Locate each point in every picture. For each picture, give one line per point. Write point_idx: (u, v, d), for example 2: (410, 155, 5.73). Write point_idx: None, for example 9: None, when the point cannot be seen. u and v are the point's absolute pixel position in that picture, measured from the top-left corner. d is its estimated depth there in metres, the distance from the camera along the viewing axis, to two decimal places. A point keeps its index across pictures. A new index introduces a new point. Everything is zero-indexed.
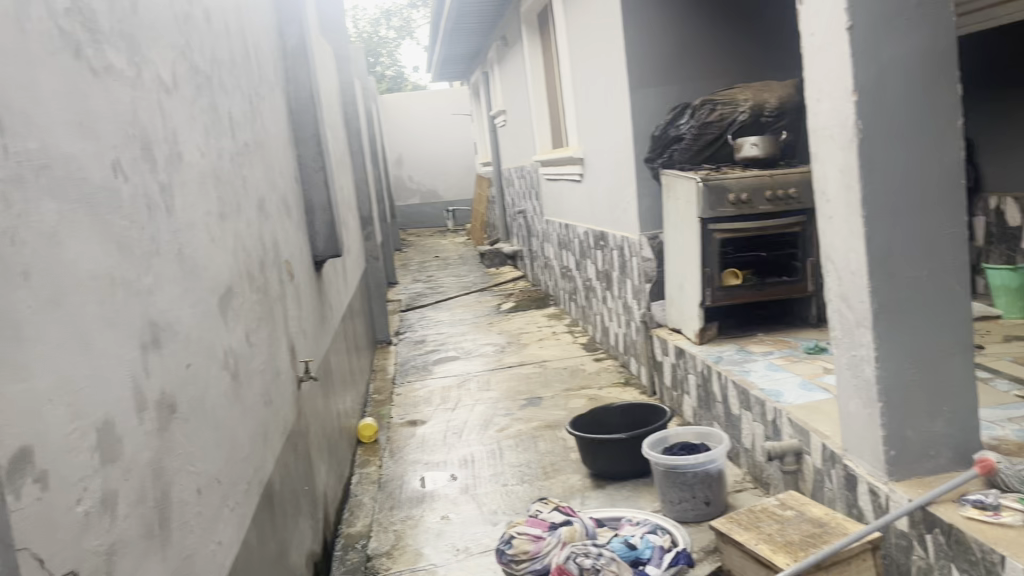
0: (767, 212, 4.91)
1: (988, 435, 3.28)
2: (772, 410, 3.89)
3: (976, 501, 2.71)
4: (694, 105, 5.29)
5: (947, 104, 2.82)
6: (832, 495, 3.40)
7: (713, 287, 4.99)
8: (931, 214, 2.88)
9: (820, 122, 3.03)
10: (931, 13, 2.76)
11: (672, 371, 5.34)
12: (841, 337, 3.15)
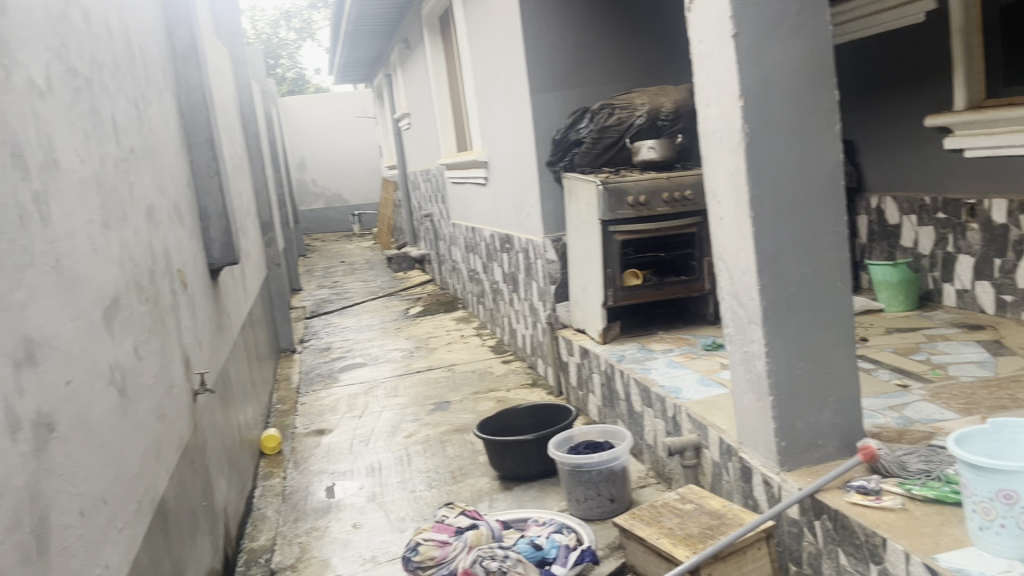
0: (664, 214, 5.06)
1: (871, 423, 3.46)
2: (672, 406, 3.99)
3: (860, 487, 2.86)
4: (592, 110, 5.39)
5: (826, 109, 2.96)
6: (729, 486, 3.51)
7: (615, 288, 5.09)
8: (814, 213, 3.01)
9: (710, 126, 3.13)
10: (809, 23, 2.90)
11: (577, 371, 5.42)
12: (734, 333, 3.25)
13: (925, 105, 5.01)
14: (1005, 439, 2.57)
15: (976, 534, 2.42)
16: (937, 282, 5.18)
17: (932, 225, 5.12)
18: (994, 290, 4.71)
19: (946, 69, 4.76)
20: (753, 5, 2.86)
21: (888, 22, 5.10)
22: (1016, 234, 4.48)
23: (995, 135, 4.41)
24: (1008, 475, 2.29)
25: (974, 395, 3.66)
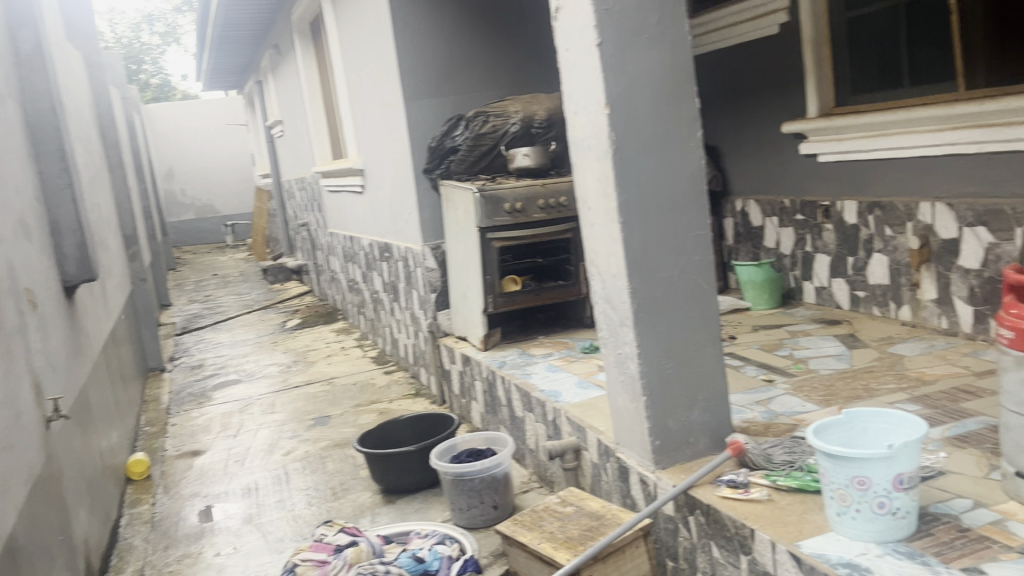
0: (541, 219, 5.12)
1: (740, 418, 3.60)
2: (552, 410, 4.03)
3: (730, 481, 2.96)
4: (467, 117, 5.44)
5: (686, 116, 3.08)
6: (608, 487, 3.58)
7: (495, 294, 5.10)
8: (678, 217, 3.11)
9: (578, 133, 3.17)
10: (669, 33, 3.01)
11: (459, 379, 5.40)
12: (608, 336, 3.30)
13: (781, 112, 5.28)
14: (858, 428, 2.72)
15: (835, 520, 2.56)
16: (798, 281, 5.45)
17: (792, 226, 5.39)
18: (848, 287, 5.01)
19: (799, 79, 5.04)
20: (616, 15, 2.92)
21: (745, 33, 5.32)
22: (865, 234, 4.79)
23: (844, 140, 4.70)
24: (861, 462, 2.43)
25: (832, 387, 3.87)
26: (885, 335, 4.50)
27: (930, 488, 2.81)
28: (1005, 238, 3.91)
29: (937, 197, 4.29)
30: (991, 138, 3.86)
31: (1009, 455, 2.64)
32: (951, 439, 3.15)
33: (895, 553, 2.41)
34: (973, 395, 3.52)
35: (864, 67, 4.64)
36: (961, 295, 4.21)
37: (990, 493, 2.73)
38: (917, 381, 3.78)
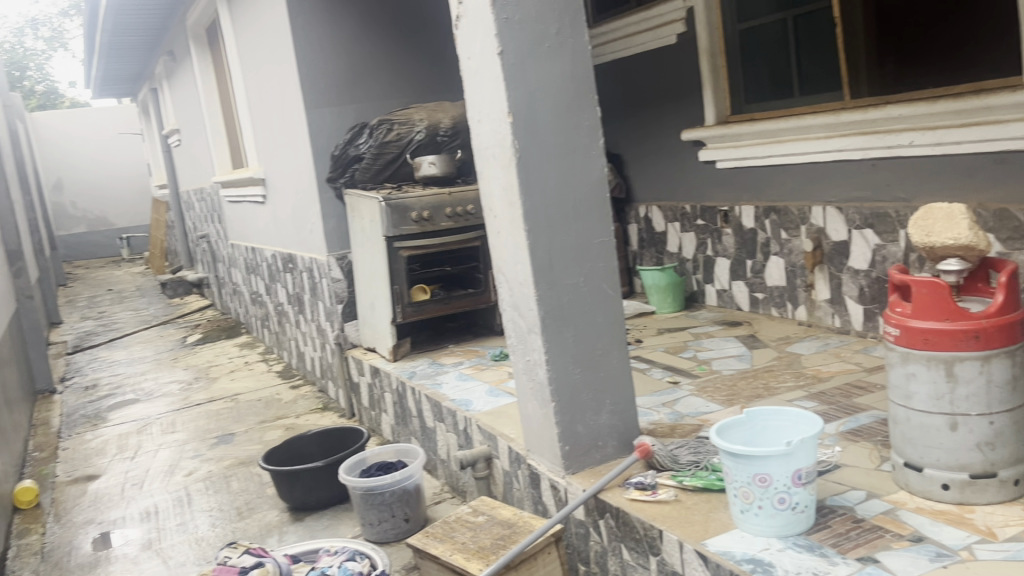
0: (448, 228, 5.12)
1: (647, 420, 3.66)
2: (463, 419, 4.01)
3: (638, 483, 3.01)
4: (371, 125, 5.37)
5: (588, 124, 3.12)
6: (520, 494, 3.58)
7: (403, 304, 5.04)
8: (583, 224, 3.15)
9: (482, 141, 3.16)
10: (569, 42, 3.05)
11: (368, 391, 5.32)
12: (516, 344, 3.30)
13: (680, 120, 5.42)
14: (759, 426, 2.80)
15: (739, 517, 2.62)
16: (701, 284, 5.60)
17: (693, 231, 5.53)
18: (748, 289, 5.17)
19: (696, 88, 5.19)
20: (517, 24, 2.94)
21: (645, 43, 5.47)
22: (762, 237, 4.96)
23: (741, 147, 4.85)
24: (762, 459, 2.51)
25: (734, 386, 3.98)
26: (783, 335, 4.66)
27: (827, 482, 2.92)
28: (890, 240, 4.12)
29: (828, 201, 4.48)
30: (875, 144, 4.06)
31: (898, 446, 2.77)
32: (846, 433, 3.28)
33: (795, 546, 2.49)
34: (865, 390, 3.69)
35: (756, 76, 4.82)
36: (851, 294, 4.40)
37: (882, 484, 2.85)
38: (814, 379, 3.93)
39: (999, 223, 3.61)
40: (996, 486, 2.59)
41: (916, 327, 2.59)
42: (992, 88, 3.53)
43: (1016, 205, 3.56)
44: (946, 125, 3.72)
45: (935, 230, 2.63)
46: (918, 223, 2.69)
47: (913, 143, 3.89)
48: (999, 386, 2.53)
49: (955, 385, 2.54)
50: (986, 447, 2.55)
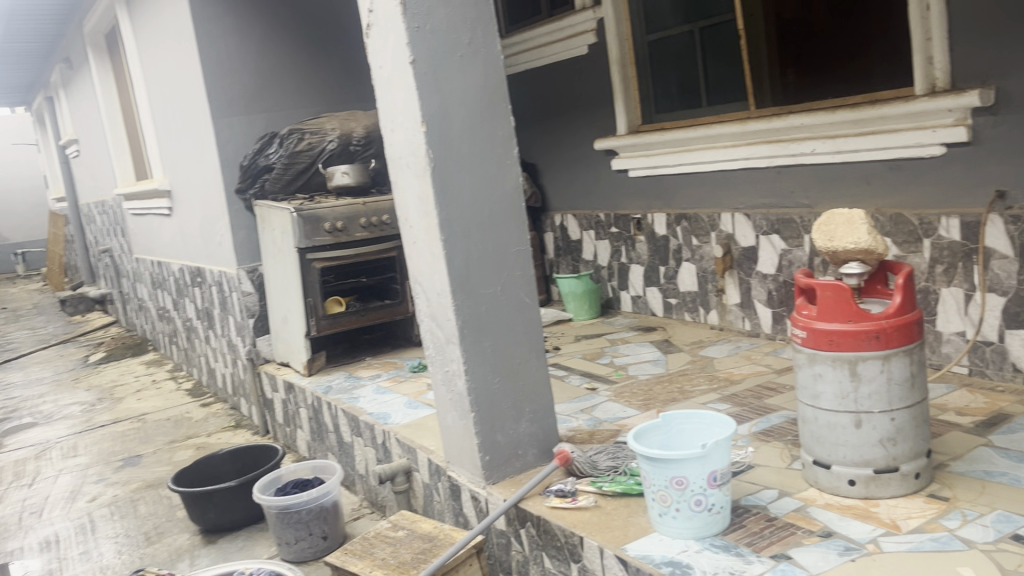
0: (363, 239, 5.05)
1: (566, 427, 3.68)
2: (381, 433, 3.95)
3: (558, 490, 3.01)
4: (281, 135, 5.27)
5: (502, 134, 3.12)
6: (440, 507, 3.55)
7: (318, 316, 4.94)
8: (499, 233, 3.14)
9: (396, 150, 3.13)
10: (481, 51, 3.05)
11: (283, 407, 5.19)
12: (434, 354, 3.27)
13: (592, 130, 5.49)
14: (675, 430, 2.85)
15: (657, 521, 2.65)
16: (616, 290, 5.67)
17: (607, 239, 5.61)
18: (662, 294, 5.27)
19: (607, 98, 5.27)
20: (428, 33, 2.92)
21: (557, 54, 5.53)
22: (674, 244, 5.06)
23: (652, 155, 4.95)
24: (679, 462, 2.55)
25: (650, 391, 4.04)
26: (696, 339, 4.77)
27: (740, 482, 2.99)
28: (795, 245, 4.26)
29: (736, 208, 4.61)
30: (779, 153, 4.20)
31: (806, 445, 2.86)
32: (757, 434, 3.37)
33: (712, 547, 2.53)
34: (775, 391, 3.80)
35: (665, 87, 4.90)
36: (760, 298, 4.53)
37: (793, 482, 2.93)
38: (726, 381, 4.02)
39: (895, 226, 3.78)
40: (898, 479, 2.69)
41: (821, 329, 2.68)
42: (886, 98, 3.70)
43: (910, 210, 3.73)
44: (845, 133, 3.89)
45: (837, 235, 2.73)
46: (821, 228, 2.79)
47: (815, 151, 4.04)
48: (899, 384, 2.64)
49: (858, 384, 2.64)
50: (888, 443, 2.66)
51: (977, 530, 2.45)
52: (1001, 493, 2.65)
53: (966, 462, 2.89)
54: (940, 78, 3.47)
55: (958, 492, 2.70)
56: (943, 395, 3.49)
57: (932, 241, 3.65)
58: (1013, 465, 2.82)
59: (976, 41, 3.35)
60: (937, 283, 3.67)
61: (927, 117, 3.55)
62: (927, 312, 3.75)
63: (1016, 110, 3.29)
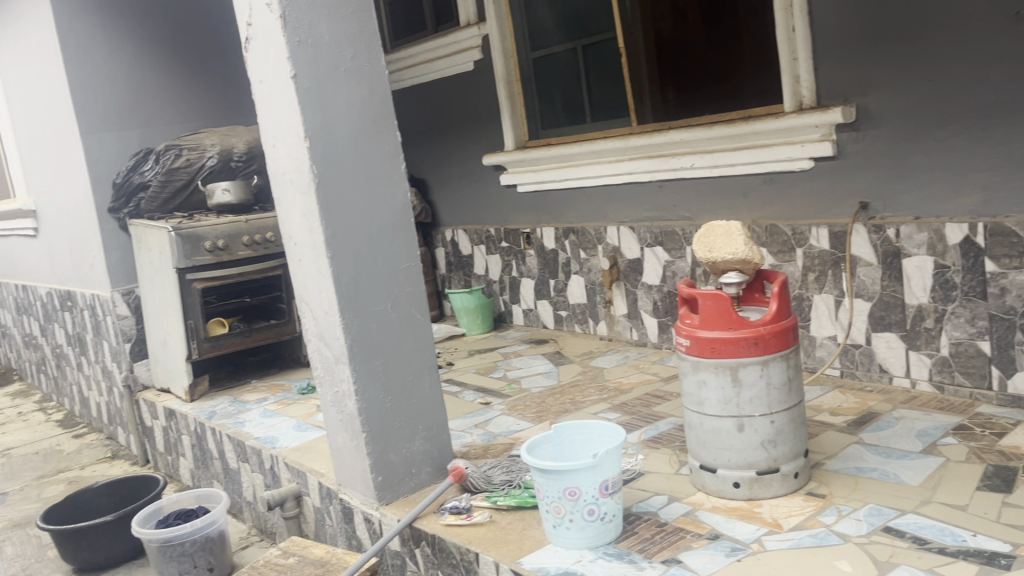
0: (246, 257, 4.91)
1: (460, 443, 3.66)
2: (269, 458, 3.82)
3: (452, 507, 2.99)
4: (157, 151, 5.08)
5: (389, 149, 3.09)
6: (333, 530, 3.46)
7: (199, 339, 4.77)
8: (388, 248, 3.11)
9: (278, 167, 3.04)
10: (365, 67, 3.02)
11: (163, 435, 4.95)
12: (323, 375, 3.18)
13: (480, 145, 5.52)
14: (567, 441, 2.88)
15: (552, 533, 2.67)
16: (508, 304, 5.70)
17: (498, 253, 5.63)
18: (552, 307, 5.33)
19: (494, 114, 5.31)
20: (310, 47, 2.87)
21: (443, 70, 5.56)
22: (563, 257, 5.13)
23: (540, 170, 5.02)
24: (571, 473, 2.57)
25: (543, 403, 4.07)
26: (587, 350, 4.84)
27: (632, 490, 3.04)
28: (678, 256, 4.39)
29: (621, 221, 4.72)
30: (661, 167, 4.34)
31: (693, 450, 2.94)
32: (647, 441, 3.44)
33: (605, 556, 2.56)
34: (663, 399, 3.90)
35: (551, 103, 4.97)
36: (646, 308, 4.65)
37: (681, 487, 3.01)
38: (617, 391, 4.09)
39: (770, 237, 3.95)
40: (779, 480, 2.80)
41: (703, 337, 2.77)
42: (759, 114, 3.87)
43: (783, 221, 3.91)
44: (721, 148, 4.05)
45: (715, 246, 2.84)
46: (701, 240, 2.89)
47: (694, 165, 4.19)
48: (778, 387, 2.75)
49: (740, 389, 2.74)
50: (769, 445, 2.77)
51: (852, 524, 2.58)
52: (872, 488, 2.80)
53: (840, 460, 3.04)
54: (807, 97, 3.67)
55: (834, 489, 2.83)
56: (818, 397, 3.66)
57: (804, 250, 3.83)
58: (883, 461, 2.98)
59: (838, 61, 3.56)
60: (810, 290, 3.85)
61: (796, 132, 3.74)
62: (801, 318, 3.93)
63: (875, 126, 3.51)
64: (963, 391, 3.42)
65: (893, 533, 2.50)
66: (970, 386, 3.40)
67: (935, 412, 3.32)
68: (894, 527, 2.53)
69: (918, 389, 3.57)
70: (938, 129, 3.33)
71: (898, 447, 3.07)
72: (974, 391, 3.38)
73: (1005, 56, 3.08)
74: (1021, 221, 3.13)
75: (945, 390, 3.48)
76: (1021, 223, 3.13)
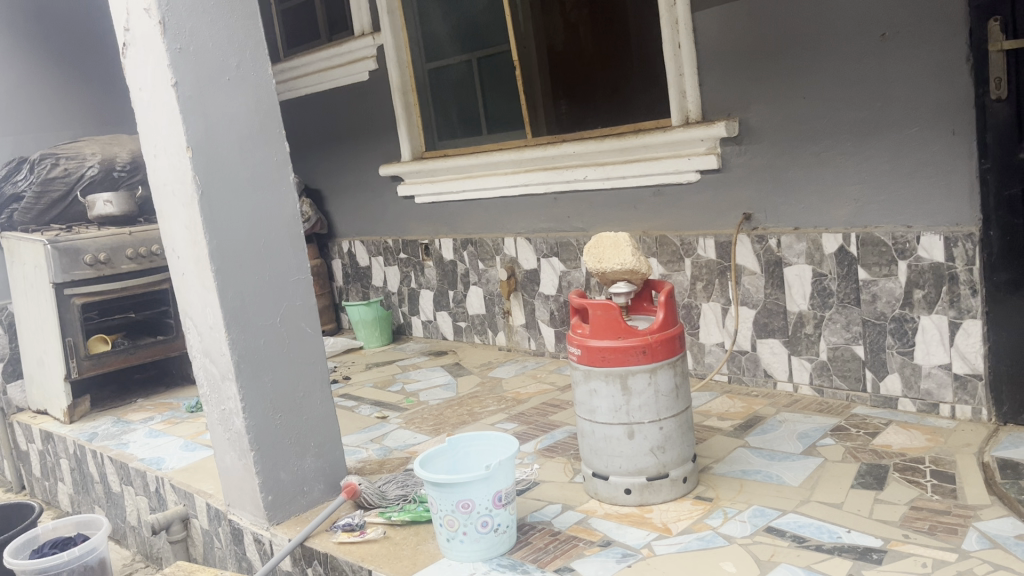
0: (130, 271, 4.72)
1: (355, 459, 3.61)
2: (154, 480, 3.67)
3: (345, 525, 2.93)
4: (32, 160, 4.87)
5: (277, 159, 3.03)
6: (222, 553, 3.35)
7: (78, 357, 4.54)
8: (277, 261, 3.03)
9: (160, 178, 2.93)
10: (250, 75, 2.95)
11: (40, 459, 4.69)
12: (209, 393, 3.08)
13: (377, 156, 5.47)
14: (461, 453, 2.87)
15: (446, 546, 2.65)
16: (407, 316, 5.66)
17: (396, 264, 5.59)
18: (451, 318, 5.33)
19: (391, 125, 5.28)
20: (192, 55, 2.79)
21: (338, 79, 5.48)
22: (462, 269, 5.14)
23: (437, 181, 5.02)
24: (465, 486, 2.56)
25: (441, 416, 4.05)
26: (485, 361, 4.85)
27: (526, 499, 3.05)
28: (573, 266, 4.46)
29: (518, 232, 4.77)
30: (556, 179, 4.40)
31: (586, 459, 2.97)
32: (542, 451, 3.47)
33: (499, 567, 2.57)
34: (559, 408, 3.94)
35: (446, 115, 4.96)
36: (543, 318, 4.69)
37: (575, 495, 3.04)
38: (514, 401, 4.11)
39: (660, 247, 4.05)
40: (669, 485, 2.87)
41: (594, 346, 2.81)
42: (647, 128, 3.98)
43: (671, 232, 4.02)
44: (613, 161, 4.14)
45: (605, 257, 2.89)
46: (591, 250, 2.94)
47: (587, 178, 4.26)
48: (666, 394, 2.82)
49: (630, 397, 2.80)
50: (658, 451, 2.83)
51: (737, 526, 2.66)
52: (756, 489, 2.90)
53: (726, 464, 3.13)
54: (693, 111, 3.79)
55: (721, 492, 2.91)
56: (707, 403, 3.77)
57: (692, 260, 3.95)
58: (766, 463, 3.09)
59: (720, 78, 3.70)
60: (698, 298, 3.97)
61: (682, 146, 3.86)
62: (690, 326, 4.04)
63: (756, 140, 3.66)
64: (840, 393, 3.59)
65: (774, 533, 2.59)
66: (847, 388, 3.56)
67: (815, 414, 3.47)
68: (775, 526, 2.62)
69: (800, 392, 3.72)
70: (812, 144, 3.50)
71: (781, 449, 3.19)
72: (850, 393, 3.55)
73: (871, 74, 3.26)
74: (889, 231, 3.31)
75: (825, 393, 3.63)
76: (889, 232, 3.31)
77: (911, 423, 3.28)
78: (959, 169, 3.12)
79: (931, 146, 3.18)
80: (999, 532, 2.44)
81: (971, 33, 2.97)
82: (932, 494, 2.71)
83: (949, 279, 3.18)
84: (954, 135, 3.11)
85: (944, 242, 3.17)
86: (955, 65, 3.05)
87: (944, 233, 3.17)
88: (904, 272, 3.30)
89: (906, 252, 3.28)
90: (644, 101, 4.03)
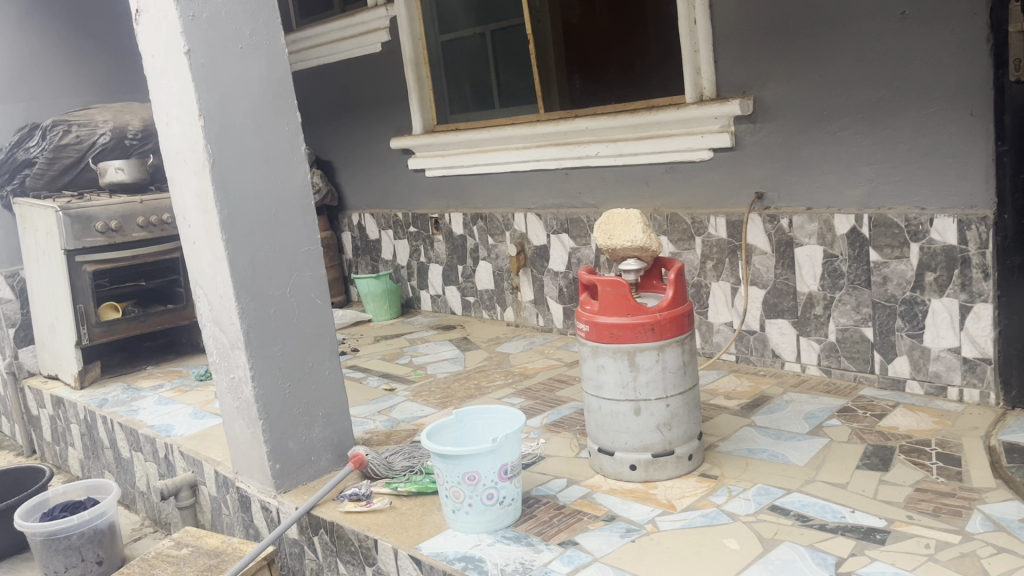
0: (141, 239, 4.73)
1: (362, 430, 3.63)
2: (164, 447, 3.71)
3: (352, 494, 2.95)
4: (43, 126, 4.88)
5: (289, 128, 3.01)
6: (229, 519, 3.39)
7: (89, 324, 4.59)
8: (287, 230, 3.03)
9: (172, 146, 2.93)
10: (262, 43, 2.93)
11: (50, 424, 4.74)
12: (218, 361, 3.09)
13: (387, 129, 5.46)
14: (468, 425, 2.88)
15: (451, 518, 2.67)
16: (416, 290, 5.67)
17: (406, 238, 5.59)
18: (460, 293, 5.34)
19: (402, 97, 5.26)
20: (204, 23, 2.78)
21: (349, 50, 5.47)
22: (471, 243, 5.14)
23: (448, 155, 5.01)
24: (470, 458, 2.58)
25: (448, 389, 4.07)
26: (493, 336, 4.86)
27: (532, 473, 3.07)
28: (583, 243, 4.45)
29: (528, 208, 4.76)
30: (567, 155, 4.39)
31: (592, 434, 2.98)
32: (548, 426, 3.48)
33: (503, 539, 2.59)
34: (566, 384, 3.95)
35: (458, 89, 4.94)
36: (552, 294, 4.69)
37: (580, 469, 3.05)
38: (522, 376, 4.13)
39: (671, 226, 4.04)
40: (674, 462, 2.88)
41: (602, 322, 2.81)
42: (660, 105, 3.95)
43: (683, 210, 4.01)
44: (625, 137, 4.12)
45: (616, 233, 2.88)
46: (602, 227, 2.93)
47: (598, 154, 4.25)
48: (673, 371, 2.82)
49: (637, 374, 2.80)
50: (664, 427, 2.84)
51: (741, 504, 2.67)
52: (761, 468, 2.90)
53: (732, 442, 3.14)
54: (707, 88, 3.76)
55: (725, 470, 2.92)
56: (714, 382, 3.78)
57: (703, 239, 3.93)
58: (772, 442, 3.10)
59: (735, 56, 3.67)
60: (707, 277, 3.96)
61: (696, 123, 3.84)
62: (699, 305, 4.04)
63: (770, 118, 3.63)
64: (848, 374, 3.58)
65: (777, 511, 2.60)
66: (854, 369, 3.57)
67: (823, 395, 3.47)
68: (779, 505, 2.63)
69: (807, 372, 3.72)
70: (827, 124, 3.47)
71: (787, 429, 3.20)
72: (858, 374, 3.55)
73: (889, 54, 3.22)
74: (902, 212, 3.29)
75: (832, 374, 3.63)
76: (902, 214, 3.29)
77: (918, 405, 3.28)
78: (976, 151, 3.09)
79: (947, 128, 3.15)
80: (1003, 515, 2.44)
81: (991, 13, 2.94)
82: (937, 476, 2.71)
83: (961, 262, 3.17)
84: (972, 117, 3.08)
85: (957, 225, 3.15)
86: (974, 45, 3.01)
87: (957, 216, 3.14)
88: (916, 254, 3.28)
89: (918, 234, 3.26)
90: (657, 78, 3.99)
